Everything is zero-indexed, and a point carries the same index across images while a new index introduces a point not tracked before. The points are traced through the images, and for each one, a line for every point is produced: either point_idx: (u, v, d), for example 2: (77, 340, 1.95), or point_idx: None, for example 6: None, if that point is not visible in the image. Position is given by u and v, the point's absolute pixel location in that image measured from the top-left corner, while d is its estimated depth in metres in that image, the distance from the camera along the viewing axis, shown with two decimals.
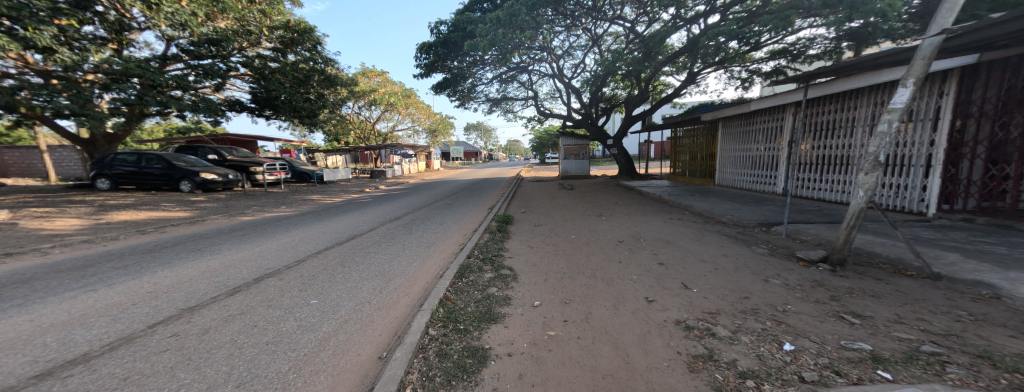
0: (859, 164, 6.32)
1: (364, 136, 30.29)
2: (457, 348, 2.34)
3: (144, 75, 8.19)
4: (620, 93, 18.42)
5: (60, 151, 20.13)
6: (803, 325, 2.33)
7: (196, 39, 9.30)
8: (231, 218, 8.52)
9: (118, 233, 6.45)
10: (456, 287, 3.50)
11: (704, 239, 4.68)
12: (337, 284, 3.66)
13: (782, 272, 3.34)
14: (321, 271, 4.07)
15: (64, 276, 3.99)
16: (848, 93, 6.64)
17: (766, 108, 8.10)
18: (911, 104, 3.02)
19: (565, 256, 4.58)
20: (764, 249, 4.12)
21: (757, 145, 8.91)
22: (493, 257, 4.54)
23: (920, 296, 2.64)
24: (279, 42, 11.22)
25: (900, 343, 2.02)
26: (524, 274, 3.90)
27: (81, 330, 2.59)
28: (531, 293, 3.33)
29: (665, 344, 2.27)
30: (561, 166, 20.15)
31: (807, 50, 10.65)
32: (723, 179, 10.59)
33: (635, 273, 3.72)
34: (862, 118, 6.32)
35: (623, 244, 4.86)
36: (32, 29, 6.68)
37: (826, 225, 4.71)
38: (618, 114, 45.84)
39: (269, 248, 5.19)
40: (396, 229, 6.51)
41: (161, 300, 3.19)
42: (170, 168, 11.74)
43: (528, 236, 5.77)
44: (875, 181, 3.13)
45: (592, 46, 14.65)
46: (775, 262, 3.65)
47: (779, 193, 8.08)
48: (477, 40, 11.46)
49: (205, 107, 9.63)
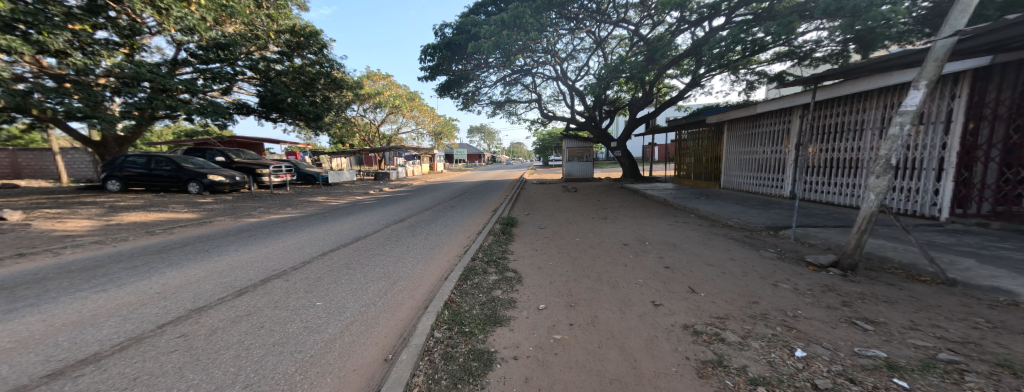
0: (869, 167, 6.23)
1: (371, 139, 31.20)
2: (462, 351, 2.33)
3: (155, 80, 8.27)
4: (624, 96, 18.37)
5: (71, 153, 20.59)
6: (814, 331, 2.29)
7: (204, 43, 9.37)
8: (237, 220, 8.59)
9: (128, 233, 6.55)
10: (461, 289, 3.49)
11: (711, 242, 4.65)
12: (342, 285, 3.67)
13: (792, 276, 3.27)
14: (327, 273, 4.08)
15: (75, 276, 4.04)
16: (858, 95, 6.56)
17: (773, 110, 8.00)
18: (923, 106, 2.95)
19: (570, 258, 4.57)
20: (773, 253, 4.05)
21: (763, 148, 8.84)
22: (498, 259, 4.53)
23: (934, 302, 2.59)
24: (286, 46, 11.27)
25: (916, 351, 1.97)
26: (529, 277, 3.87)
27: (92, 330, 2.62)
28: (537, 296, 3.31)
29: (673, 349, 2.25)
30: (565, 169, 20.13)
31: (813, 53, 10.62)
32: (728, 182, 10.50)
33: (641, 277, 3.69)
34: (871, 121, 6.26)
35: (628, 247, 4.85)
36: (46, 33, 6.79)
37: (835, 229, 4.63)
38: (622, 118, 46.19)
39: (275, 250, 5.22)
40: (400, 231, 6.53)
41: (170, 301, 3.21)
42: (179, 170, 11.90)
43: (533, 239, 5.74)
44: (887, 185, 3.07)
45: (596, 49, 14.68)
46: (784, 266, 3.59)
47: (786, 196, 8.01)
48: (481, 42, 11.51)
49: (213, 111, 9.80)
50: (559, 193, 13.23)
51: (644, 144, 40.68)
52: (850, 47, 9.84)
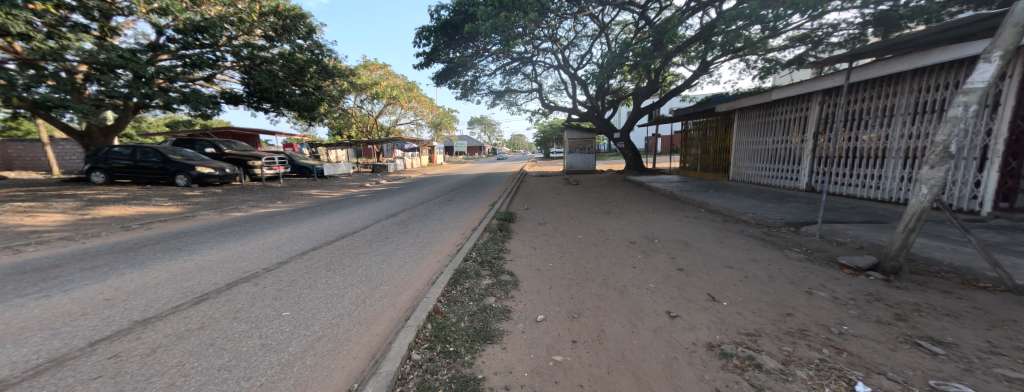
0: (900, 157, 5.78)
1: (369, 130, 30.71)
2: (444, 378, 1.92)
3: (129, 66, 7.73)
4: (628, 86, 17.76)
5: (62, 144, 20.30)
6: (870, 356, 1.88)
7: (182, 27, 8.85)
8: (222, 214, 8.20)
9: (101, 229, 6.17)
10: (449, 296, 3.09)
11: (727, 240, 4.21)
12: (316, 291, 3.26)
13: (827, 282, 2.83)
14: (302, 275, 3.69)
15: (24, 278, 3.65)
16: (889, 78, 6.04)
17: (789, 96, 7.51)
18: (994, 83, 2.48)
19: (571, 258, 4.17)
20: (799, 253, 3.61)
21: (776, 138, 8.35)
22: (493, 260, 4.12)
23: (1008, 316, 2.16)
24: (272, 30, 10.67)
25: (1011, 386, 1.56)
26: (526, 282, 3.46)
27: (9, 348, 2.22)
28: (534, 305, 2.91)
29: (698, 377, 1.84)
30: (566, 161, 19.66)
31: (829, 36, 10.15)
32: (737, 174, 10.01)
33: (651, 281, 3.29)
34: (904, 107, 5.77)
35: (635, 246, 4.44)
36: (4, 14, 6.15)
37: (865, 226, 4.19)
38: (624, 109, 45.22)
39: (253, 248, 4.83)
40: (390, 227, 6.14)
41: (116, 310, 2.81)
42: (165, 162, 11.49)
43: (531, 236, 5.32)
44: (943, 176, 2.62)
45: (600, 35, 14.09)
46: (814, 267, 3.15)
47: (800, 189, 7.57)
48: (478, 23, 10.96)
49: (196, 100, 9.39)
50: (561, 186, 12.81)
51: (649, 136, 39.91)
52: (869, 30, 9.37)
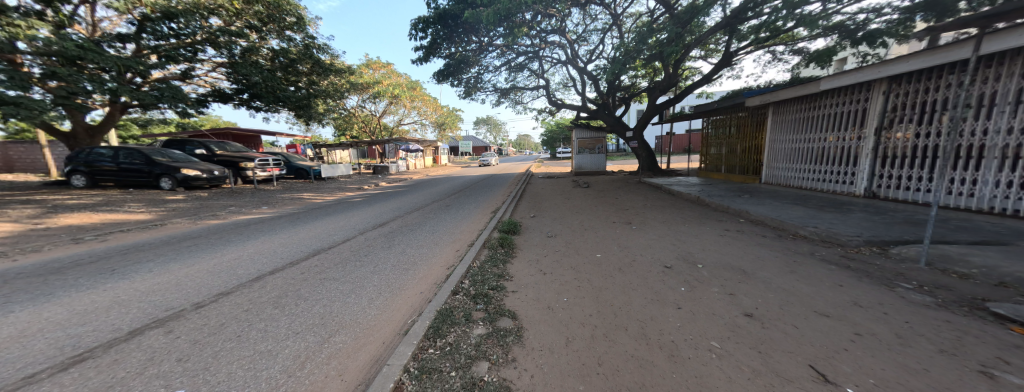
0: (1005, 158, 4.89)
1: (372, 131, 30.07)
2: None
3: (89, 58, 6.99)
4: (641, 82, 16.77)
5: (61, 146, 19.98)
6: None
7: (151, 13, 8.24)
8: (196, 221, 7.39)
9: (47, 242, 5.39)
10: (425, 360, 2.14)
11: (799, 268, 3.20)
12: (241, 346, 2.33)
13: (1008, 354, 1.81)
14: (238, 316, 2.79)
15: None
16: (991, 58, 5.06)
17: (841, 85, 6.44)
18: None
19: (591, 290, 3.21)
20: (916, 293, 2.60)
21: (821, 134, 7.36)
22: (490, 293, 3.17)
23: None
24: (257, 19, 9.98)
25: None
26: (538, 331, 2.50)
27: None
28: (558, 379, 1.95)
29: None
30: (575, 161, 18.66)
31: (869, 24, 9.01)
32: (770, 176, 8.93)
33: (713, 335, 2.30)
34: (1013, 94, 4.82)
35: (673, 272, 3.46)
36: None
37: (988, 250, 3.15)
38: (634, 107, 43.87)
39: (201, 270, 3.97)
40: (374, 241, 5.26)
41: None
42: (151, 163, 10.81)
43: (540, 255, 4.36)
44: None
45: (611, 27, 13.12)
46: (960, 322, 2.13)
47: (855, 193, 6.63)
48: (480, 11, 10.07)
49: (171, 95, 8.62)
50: (570, 189, 11.86)
51: (662, 134, 38.34)
52: (918, 15, 8.24)
